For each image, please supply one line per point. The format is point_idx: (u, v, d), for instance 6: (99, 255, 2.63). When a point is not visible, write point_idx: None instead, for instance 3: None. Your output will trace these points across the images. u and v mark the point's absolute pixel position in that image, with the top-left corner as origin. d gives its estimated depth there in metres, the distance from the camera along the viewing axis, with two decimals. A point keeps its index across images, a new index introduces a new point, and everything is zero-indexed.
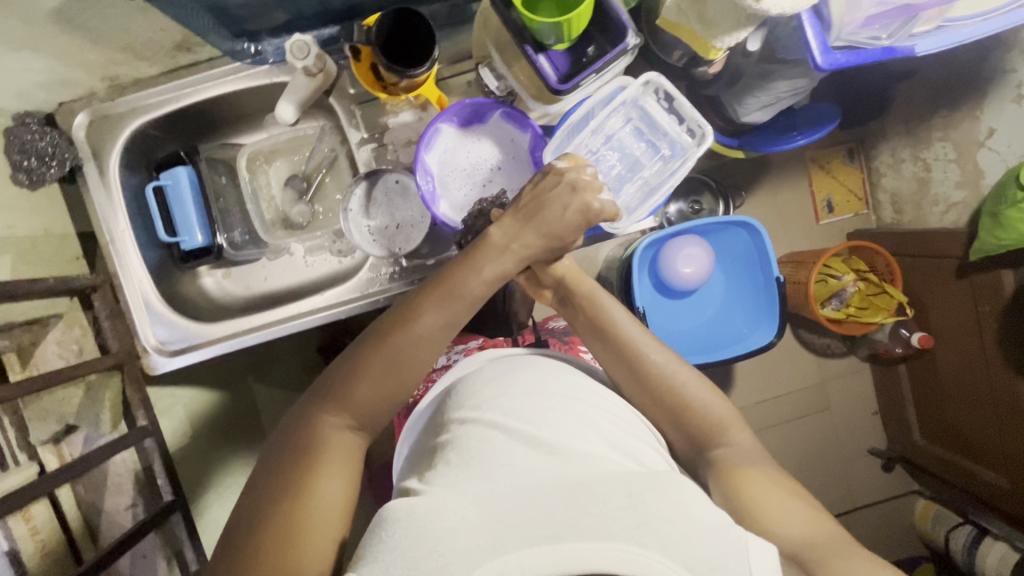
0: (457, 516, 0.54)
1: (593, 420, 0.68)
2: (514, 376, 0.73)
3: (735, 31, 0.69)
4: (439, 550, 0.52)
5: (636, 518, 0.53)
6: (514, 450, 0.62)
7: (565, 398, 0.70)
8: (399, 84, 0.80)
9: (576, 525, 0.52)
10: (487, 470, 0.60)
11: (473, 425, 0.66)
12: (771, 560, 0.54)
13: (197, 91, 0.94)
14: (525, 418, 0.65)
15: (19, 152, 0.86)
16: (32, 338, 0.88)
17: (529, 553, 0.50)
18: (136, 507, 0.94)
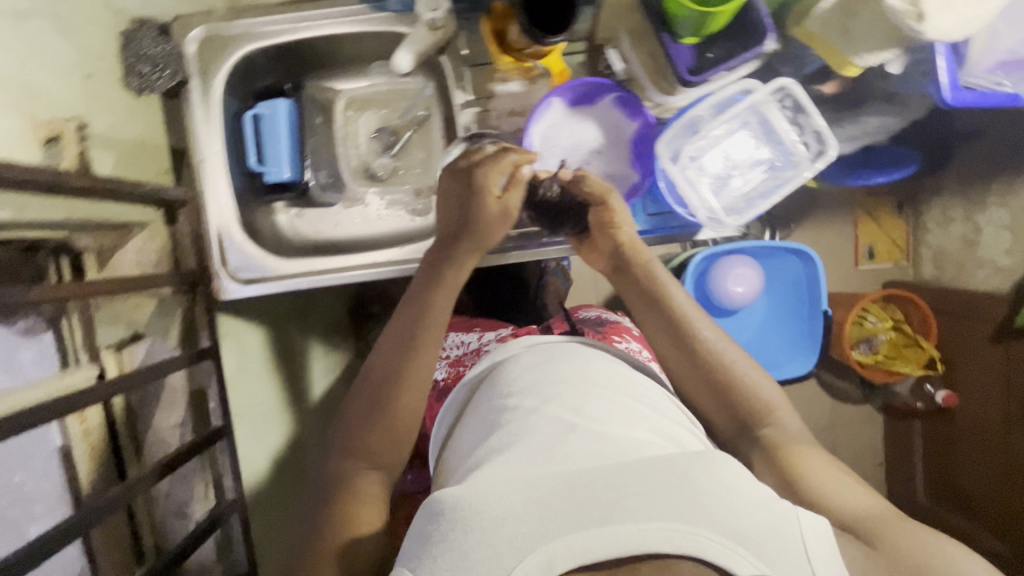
0: (499, 496, 0.50)
1: (629, 407, 0.65)
2: (551, 368, 0.71)
3: (878, 50, 0.71)
4: (484, 537, 0.47)
5: (682, 494, 0.48)
6: (552, 438, 0.59)
7: (604, 388, 0.68)
8: (525, 52, 0.82)
9: (620, 504, 0.48)
10: (526, 454, 0.57)
11: (513, 415, 0.64)
12: (825, 535, 0.49)
13: (314, 27, 0.93)
14: (560, 408, 0.63)
15: (134, 57, 0.86)
16: (113, 242, 0.87)
17: (576, 537, 0.46)
18: (184, 428, 0.94)
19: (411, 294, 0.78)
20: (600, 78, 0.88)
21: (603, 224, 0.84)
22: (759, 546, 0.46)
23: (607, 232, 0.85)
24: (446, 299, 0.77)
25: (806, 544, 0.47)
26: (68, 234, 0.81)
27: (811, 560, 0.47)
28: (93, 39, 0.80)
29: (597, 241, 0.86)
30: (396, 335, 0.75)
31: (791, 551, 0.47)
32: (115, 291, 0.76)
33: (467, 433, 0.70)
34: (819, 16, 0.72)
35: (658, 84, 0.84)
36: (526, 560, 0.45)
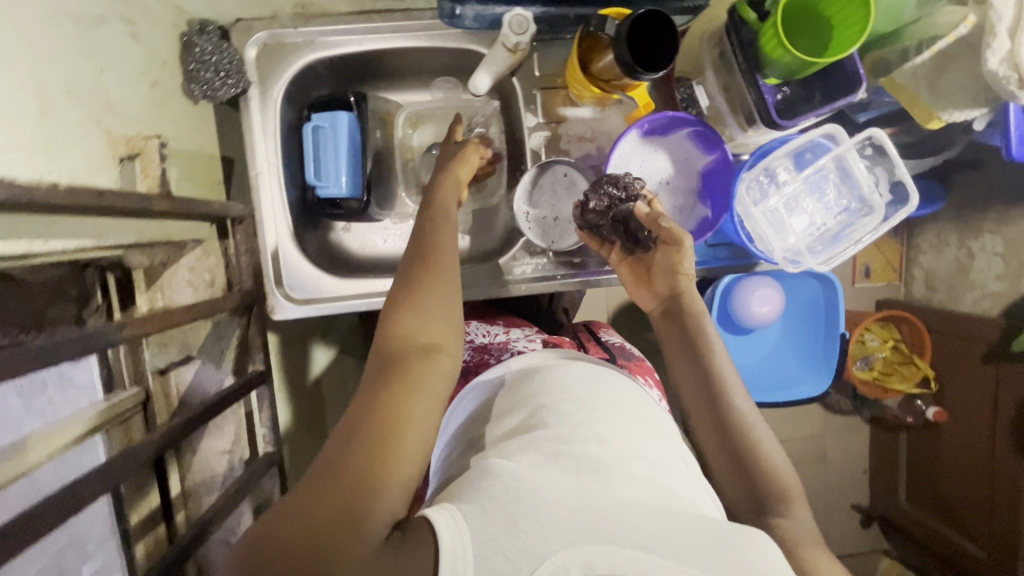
0: (556, 493, 0.47)
1: (674, 450, 0.61)
2: (600, 377, 0.66)
3: (965, 107, 0.73)
4: (536, 516, 0.44)
5: (726, 559, 0.45)
6: (607, 449, 0.54)
7: (651, 425, 0.62)
8: (614, 82, 0.81)
9: (668, 545, 0.45)
10: (576, 453, 0.53)
11: (563, 418, 0.58)
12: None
13: (384, 40, 0.89)
14: (614, 424, 0.58)
15: (196, 62, 0.83)
16: (166, 258, 0.82)
17: (621, 553, 0.43)
18: (232, 455, 0.90)
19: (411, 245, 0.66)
20: (679, 111, 0.86)
21: (675, 265, 0.79)
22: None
23: (672, 274, 0.79)
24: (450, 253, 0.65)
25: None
26: (123, 253, 0.75)
27: None
28: (157, 45, 0.76)
29: (656, 276, 0.80)
30: (403, 284, 0.61)
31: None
32: (190, 317, 0.69)
33: (489, 424, 0.64)
34: (910, 68, 0.74)
35: (737, 119, 0.86)
36: (568, 552, 0.43)
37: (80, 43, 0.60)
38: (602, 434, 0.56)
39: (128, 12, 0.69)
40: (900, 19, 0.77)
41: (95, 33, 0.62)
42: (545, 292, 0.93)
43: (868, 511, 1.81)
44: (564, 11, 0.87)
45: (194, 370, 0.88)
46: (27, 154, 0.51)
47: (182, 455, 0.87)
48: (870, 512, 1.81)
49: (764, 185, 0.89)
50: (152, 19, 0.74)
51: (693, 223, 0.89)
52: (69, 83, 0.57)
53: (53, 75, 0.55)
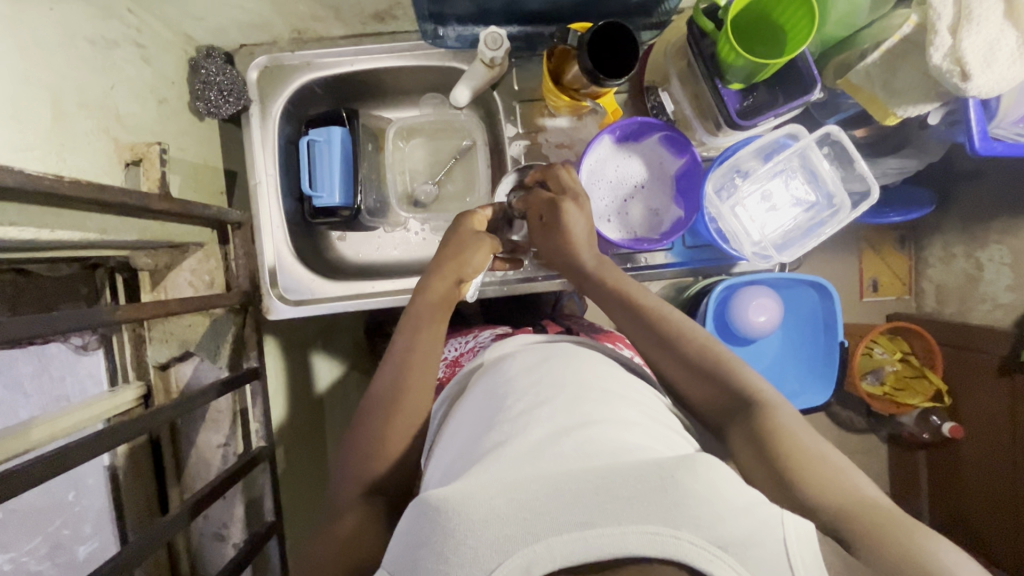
0: (486, 504, 0.47)
1: (625, 411, 0.60)
2: (546, 365, 0.67)
3: (920, 103, 0.76)
4: (467, 539, 0.45)
5: (666, 500, 0.45)
6: (544, 434, 0.55)
7: (598, 390, 0.62)
8: (583, 91, 0.86)
9: (607, 508, 0.45)
10: (516, 453, 0.53)
11: (506, 414, 0.60)
12: (810, 543, 0.46)
13: (372, 60, 0.97)
14: (554, 406, 0.59)
15: (201, 83, 0.91)
16: (168, 261, 0.89)
17: (559, 540, 0.44)
18: (227, 448, 0.93)
19: (396, 345, 0.77)
20: (648, 118, 0.90)
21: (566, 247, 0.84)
22: (744, 553, 0.43)
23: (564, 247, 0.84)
24: (426, 354, 0.76)
25: (789, 553, 0.45)
26: (128, 255, 0.83)
27: (790, 563, 0.45)
28: (166, 68, 0.84)
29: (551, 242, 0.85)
30: (387, 383, 0.73)
31: (770, 558, 0.44)
32: (186, 309, 0.74)
33: (454, 426, 0.66)
34: (863, 68, 0.77)
35: (705, 124, 0.90)
36: (507, 563, 0.43)
37: (95, 63, 0.68)
38: (539, 420, 0.57)
39: (140, 37, 0.77)
40: (855, 24, 0.81)
41: (109, 54, 0.71)
42: (526, 292, 0.98)
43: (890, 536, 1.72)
44: (539, 30, 0.94)
45: (192, 367, 0.93)
46: (39, 154, 0.58)
47: (179, 448, 0.92)
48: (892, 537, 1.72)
49: (734, 185, 0.94)
50: (164, 46, 0.84)
51: (664, 223, 0.94)
52: (81, 96, 0.65)
53: (67, 88, 0.62)
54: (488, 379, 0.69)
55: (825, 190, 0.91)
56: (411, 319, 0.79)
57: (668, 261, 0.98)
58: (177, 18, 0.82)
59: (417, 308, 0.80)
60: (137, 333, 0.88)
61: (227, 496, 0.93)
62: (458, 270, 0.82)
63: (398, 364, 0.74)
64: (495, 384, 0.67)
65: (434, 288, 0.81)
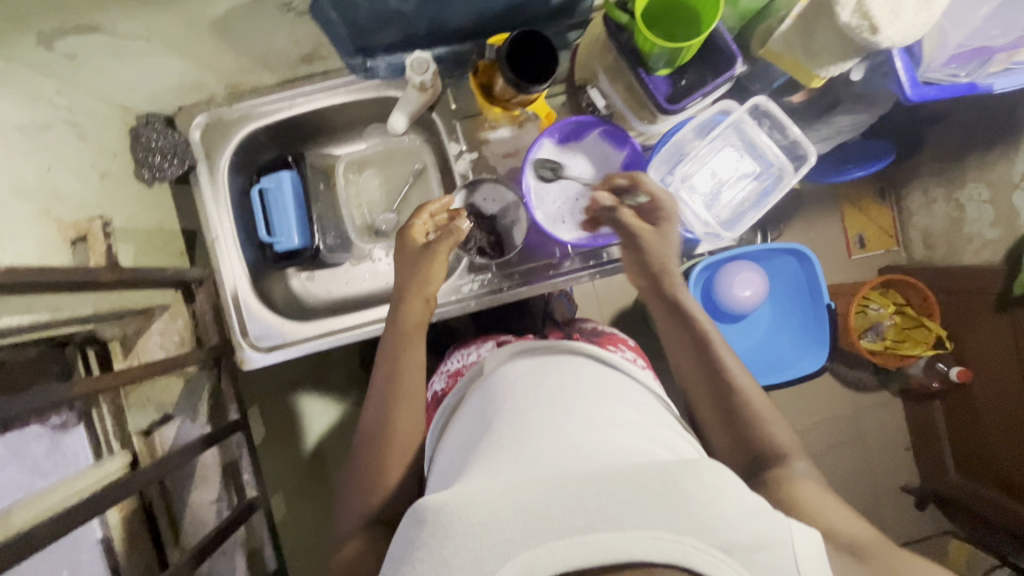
0: (485, 507, 0.47)
1: (625, 412, 0.61)
2: (545, 370, 0.68)
3: (840, 62, 0.76)
4: (467, 544, 0.46)
5: (669, 503, 0.46)
6: (544, 437, 0.55)
7: (597, 392, 0.63)
8: (512, 100, 0.87)
9: (609, 511, 0.46)
10: (516, 457, 0.53)
11: (506, 418, 0.60)
12: (818, 552, 0.48)
13: (310, 101, 0.99)
14: (555, 409, 0.59)
15: (145, 150, 0.93)
16: (137, 327, 0.90)
17: (561, 544, 0.44)
18: (219, 502, 0.97)
19: (378, 376, 0.78)
20: (583, 116, 0.92)
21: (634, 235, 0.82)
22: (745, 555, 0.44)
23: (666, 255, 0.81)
24: (413, 381, 0.77)
25: (797, 557, 0.46)
26: (95, 327, 0.84)
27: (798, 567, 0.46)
28: (105, 141, 0.86)
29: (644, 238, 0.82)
30: (374, 416, 0.76)
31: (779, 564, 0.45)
32: (149, 373, 0.77)
33: (454, 439, 0.67)
34: (781, 36, 0.78)
35: (640, 113, 0.90)
36: (508, 566, 0.44)
37: (26, 148, 0.70)
38: (541, 423, 0.58)
39: (73, 116, 0.79)
40: None
41: (40, 138, 0.72)
42: (491, 305, 0.97)
43: (921, 491, 1.66)
44: (466, 46, 0.94)
45: (176, 427, 0.94)
46: None
47: (172, 509, 0.93)
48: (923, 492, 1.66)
49: (678, 167, 0.94)
50: (101, 119, 0.85)
51: None
52: (15, 183, 0.66)
53: None
54: (485, 389, 0.70)
55: (765, 162, 0.92)
56: (389, 333, 0.81)
57: None
58: (110, 91, 0.83)
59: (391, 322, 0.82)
60: (115, 404, 0.89)
61: (225, 548, 0.93)
62: (422, 288, 0.82)
63: (378, 399, 0.76)
64: (494, 391, 0.67)
65: (410, 312, 0.82)
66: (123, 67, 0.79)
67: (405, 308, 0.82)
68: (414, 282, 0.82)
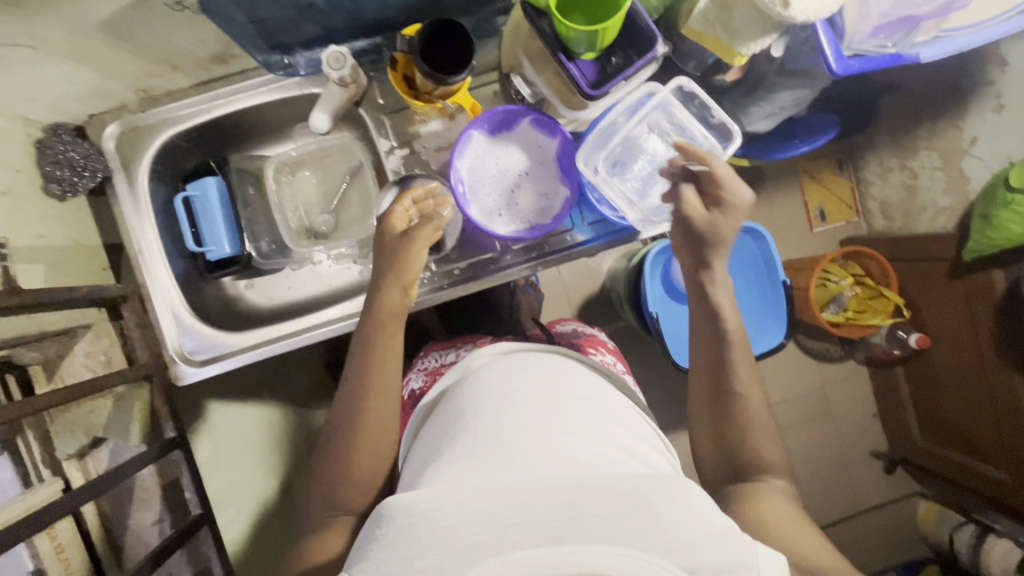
0: (455, 511, 0.48)
1: (601, 424, 0.63)
2: (522, 377, 0.68)
3: (759, 39, 0.75)
4: (434, 546, 0.47)
5: (638, 519, 0.47)
6: (520, 446, 0.56)
7: (574, 403, 0.64)
8: (434, 93, 0.84)
9: (578, 525, 0.46)
10: (489, 465, 0.54)
11: (481, 425, 0.61)
12: (782, 573, 0.48)
13: (230, 103, 0.95)
14: (533, 419, 0.61)
15: (51, 163, 0.87)
16: (58, 350, 0.87)
17: (527, 554, 0.45)
18: (162, 522, 0.94)
19: (351, 366, 0.76)
20: (510, 105, 0.90)
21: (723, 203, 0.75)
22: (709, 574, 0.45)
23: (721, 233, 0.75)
24: (387, 379, 0.75)
25: None
26: (9, 351, 0.81)
27: None
28: (6, 157, 0.81)
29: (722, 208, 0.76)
30: (345, 409, 0.74)
31: None
32: (58, 400, 0.73)
33: (428, 443, 0.67)
34: (700, 14, 0.76)
35: (563, 99, 0.88)
36: (472, 572, 0.45)
37: None
38: (517, 431, 0.59)
39: None
40: None
41: None
42: (431, 304, 0.95)
43: (890, 456, 1.69)
44: (385, 38, 0.91)
45: (109, 450, 0.91)
46: None
47: (114, 535, 0.90)
48: (892, 456, 1.68)
49: (612, 152, 0.91)
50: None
51: (552, 207, 0.94)
52: None
53: None
54: (462, 392, 0.70)
55: (692, 147, 0.91)
56: (369, 320, 0.77)
57: (578, 240, 0.98)
58: (6, 104, 0.78)
59: (370, 309, 0.77)
60: (42, 431, 0.86)
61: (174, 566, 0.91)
62: (400, 278, 0.76)
63: (356, 390, 0.74)
64: (470, 396, 0.68)
65: (388, 300, 0.76)
66: (13, 78, 0.74)
67: (392, 297, 0.76)
68: (394, 266, 0.76)
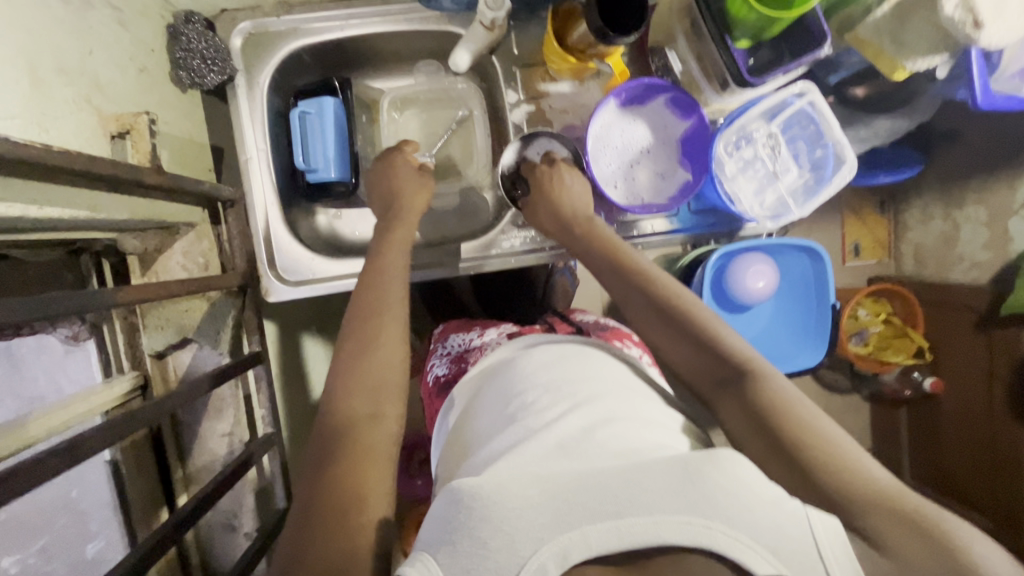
0: (517, 491, 0.45)
1: (648, 411, 0.60)
2: (560, 362, 0.65)
3: (928, 55, 0.76)
4: (502, 525, 0.43)
5: (693, 489, 0.44)
6: (574, 435, 0.54)
7: (619, 391, 0.61)
8: (591, 51, 0.83)
9: (637, 498, 0.44)
10: (544, 455, 0.52)
11: (529, 412, 0.58)
12: (838, 533, 0.44)
13: (365, 25, 0.92)
14: (578, 407, 0.58)
15: (183, 52, 0.85)
16: (158, 243, 0.84)
17: (594, 529, 0.43)
18: (232, 437, 0.90)
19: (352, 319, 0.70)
20: (654, 79, 0.89)
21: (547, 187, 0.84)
22: (776, 544, 0.42)
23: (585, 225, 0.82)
24: (399, 322, 0.69)
25: (820, 544, 0.43)
26: (118, 236, 0.78)
27: (822, 553, 0.42)
28: (145, 34, 0.78)
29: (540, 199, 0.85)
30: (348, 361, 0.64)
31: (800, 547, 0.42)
32: (183, 291, 0.69)
33: (472, 426, 0.64)
34: (872, 22, 0.78)
35: (713, 84, 0.89)
36: (542, 551, 0.42)
37: (71, 24, 0.62)
38: (567, 419, 0.56)
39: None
40: None
41: (83, 15, 0.64)
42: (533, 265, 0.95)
43: None
44: None
45: (191, 354, 0.88)
46: (20, 123, 0.53)
47: (182, 442, 0.89)
48: None
49: (739, 145, 0.92)
50: (142, 8, 0.77)
51: (663, 189, 0.93)
52: (60, 62, 0.59)
53: (42, 51, 0.57)
54: (496, 378, 0.67)
55: (818, 155, 0.92)
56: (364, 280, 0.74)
57: (671, 228, 0.97)
58: None
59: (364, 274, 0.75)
60: (129, 321, 0.83)
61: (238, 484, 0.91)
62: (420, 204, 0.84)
63: (364, 336, 0.67)
64: (507, 382, 0.64)
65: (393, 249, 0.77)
66: None
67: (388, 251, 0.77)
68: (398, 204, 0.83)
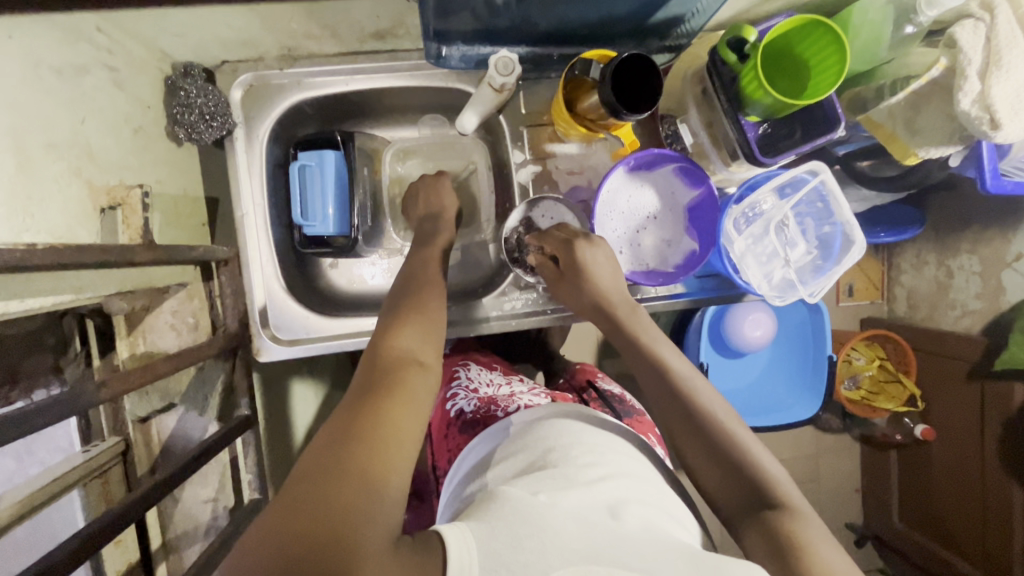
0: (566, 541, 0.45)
1: (669, 498, 0.59)
2: (588, 432, 0.64)
3: (943, 144, 0.76)
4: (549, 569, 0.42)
5: None
6: (614, 494, 0.53)
7: (643, 474, 0.60)
8: (600, 122, 0.82)
9: None
10: (585, 507, 0.50)
11: (566, 462, 0.56)
12: None
13: (370, 80, 0.90)
14: (616, 473, 0.56)
15: (180, 106, 0.83)
16: (147, 303, 0.80)
17: None
18: (216, 502, 0.87)
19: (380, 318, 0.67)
20: (663, 149, 0.87)
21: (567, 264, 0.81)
22: None
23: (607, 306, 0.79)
24: (435, 328, 0.67)
25: None
26: (102, 301, 0.73)
27: None
28: (141, 91, 0.76)
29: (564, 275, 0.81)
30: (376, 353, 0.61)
31: None
32: (173, 368, 0.66)
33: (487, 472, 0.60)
34: (886, 107, 0.77)
35: (720, 154, 0.88)
36: None
37: (63, 95, 0.60)
38: (606, 476, 0.55)
39: (112, 59, 0.68)
40: (875, 60, 0.77)
41: (78, 83, 0.62)
42: (533, 327, 0.93)
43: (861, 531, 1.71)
44: (547, 51, 0.88)
45: (176, 418, 0.85)
46: (4, 213, 0.50)
47: (164, 511, 0.85)
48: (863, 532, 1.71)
49: (749, 218, 0.91)
50: (139, 64, 0.75)
51: (668, 257, 0.92)
52: (49, 137, 0.57)
53: (32, 129, 0.54)
54: (522, 431, 0.65)
55: (826, 231, 0.91)
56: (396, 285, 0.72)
57: (677, 292, 0.96)
58: (154, 36, 0.73)
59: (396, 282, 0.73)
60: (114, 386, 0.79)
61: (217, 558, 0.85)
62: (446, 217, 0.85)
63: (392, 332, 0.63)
64: (538, 434, 0.62)
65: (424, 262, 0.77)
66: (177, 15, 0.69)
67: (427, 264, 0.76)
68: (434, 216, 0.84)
